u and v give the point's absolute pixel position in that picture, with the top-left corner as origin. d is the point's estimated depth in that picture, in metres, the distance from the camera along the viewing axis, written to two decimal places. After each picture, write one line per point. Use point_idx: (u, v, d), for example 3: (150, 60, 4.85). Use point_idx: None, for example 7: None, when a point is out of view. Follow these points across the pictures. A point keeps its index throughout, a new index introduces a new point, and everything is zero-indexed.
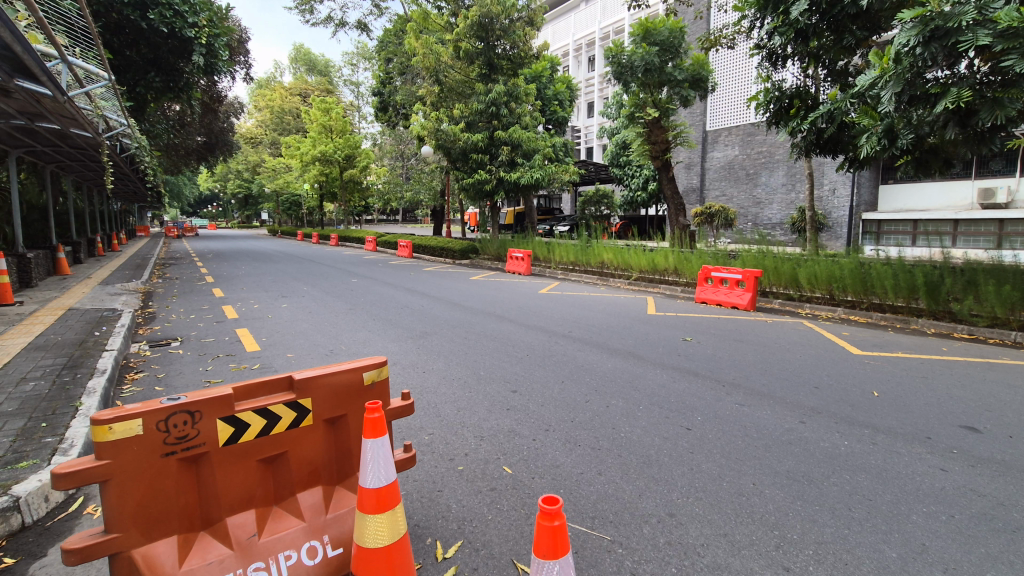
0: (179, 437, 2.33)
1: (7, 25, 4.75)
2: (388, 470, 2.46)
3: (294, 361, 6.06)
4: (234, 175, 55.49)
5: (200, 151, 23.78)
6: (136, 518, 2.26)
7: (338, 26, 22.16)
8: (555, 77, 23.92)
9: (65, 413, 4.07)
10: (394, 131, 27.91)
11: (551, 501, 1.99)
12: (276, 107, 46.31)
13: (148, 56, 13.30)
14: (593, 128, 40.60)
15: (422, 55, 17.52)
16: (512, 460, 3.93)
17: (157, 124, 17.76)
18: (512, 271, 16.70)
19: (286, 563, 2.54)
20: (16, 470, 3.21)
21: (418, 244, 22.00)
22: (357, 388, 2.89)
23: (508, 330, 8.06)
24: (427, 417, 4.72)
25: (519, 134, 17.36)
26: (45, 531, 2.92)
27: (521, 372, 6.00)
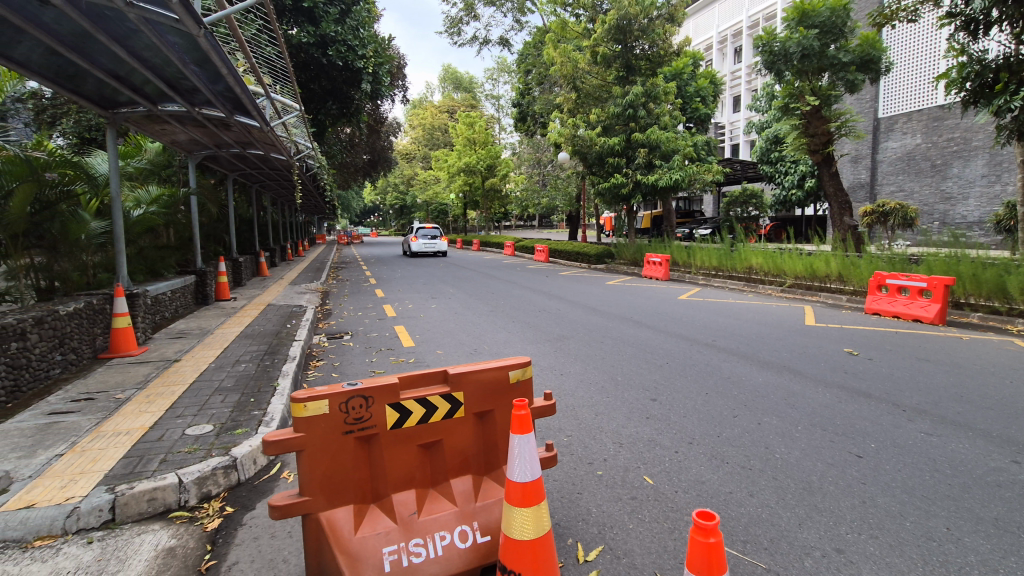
0: (356, 418, 2.67)
1: (232, 72, 5.74)
2: (533, 467, 2.53)
3: (443, 357, 6.56)
4: (391, 188, 61.62)
5: (366, 167, 26.79)
6: (322, 485, 2.62)
7: (482, 45, 23.45)
8: (697, 73, 22.77)
9: (268, 391, 4.89)
10: (532, 140, 28.67)
11: (711, 517, 1.93)
12: (427, 124, 50.80)
13: (327, 87, 15.30)
14: (739, 124, 37.76)
15: (559, 64, 17.88)
16: (653, 471, 3.81)
17: (333, 147, 20.52)
18: (649, 277, 16.14)
19: (441, 543, 2.74)
20: (235, 435, 3.93)
21: (554, 249, 22.38)
22: (503, 385, 3.05)
23: (646, 336, 7.83)
24: (566, 419, 4.79)
25: (658, 135, 16.76)
26: (253, 489, 3.52)
27: (660, 380, 5.81)
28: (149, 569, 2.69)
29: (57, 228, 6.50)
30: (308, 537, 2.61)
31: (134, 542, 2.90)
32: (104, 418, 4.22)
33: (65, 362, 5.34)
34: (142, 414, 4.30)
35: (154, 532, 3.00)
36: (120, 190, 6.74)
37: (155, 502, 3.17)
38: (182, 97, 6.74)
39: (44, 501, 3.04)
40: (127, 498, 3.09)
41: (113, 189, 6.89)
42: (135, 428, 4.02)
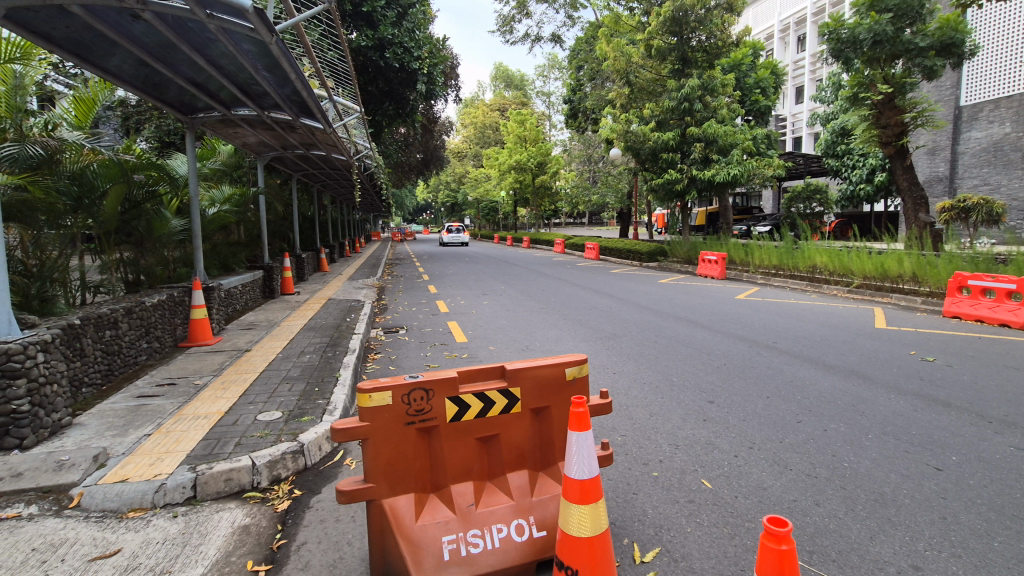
0: (417, 410, 2.75)
1: (300, 78, 6.00)
2: (591, 465, 2.51)
3: (495, 353, 6.65)
4: (443, 186, 62.65)
5: (419, 166, 27.35)
6: (385, 474, 2.71)
7: (534, 42, 23.43)
8: (757, 64, 21.87)
9: (331, 381, 5.12)
10: (583, 136, 28.41)
11: (783, 524, 1.86)
12: (479, 122, 51.65)
13: (384, 89, 15.72)
14: (802, 116, 35.93)
15: (613, 59, 17.65)
16: (711, 475, 3.71)
17: (389, 147, 21.14)
18: (705, 275, 15.66)
19: (498, 535, 2.78)
20: (302, 422, 4.14)
21: (605, 246, 22.12)
22: (559, 382, 3.06)
23: (702, 336, 7.61)
24: (619, 419, 4.73)
25: (715, 129, 16.19)
26: (318, 474, 3.69)
27: (718, 382, 5.64)
28: (228, 545, 2.88)
29: (143, 226, 7.02)
30: (372, 523, 2.70)
31: (213, 518, 3.11)
32: (185, 402, 4.54)
33: (150, 350, 5.77)
34: (218, 399, 4.60)
35: (230, 510, 3.21)
36: (197, 190, 7.21)
37: (231, 482, 3.38)
38: (253, 102, 7.12)
39: (136, 476, 3.31)
40: (206, 477, 3.32)
41: (191, 189, 7.37)
42: (212, 413, 4.30)
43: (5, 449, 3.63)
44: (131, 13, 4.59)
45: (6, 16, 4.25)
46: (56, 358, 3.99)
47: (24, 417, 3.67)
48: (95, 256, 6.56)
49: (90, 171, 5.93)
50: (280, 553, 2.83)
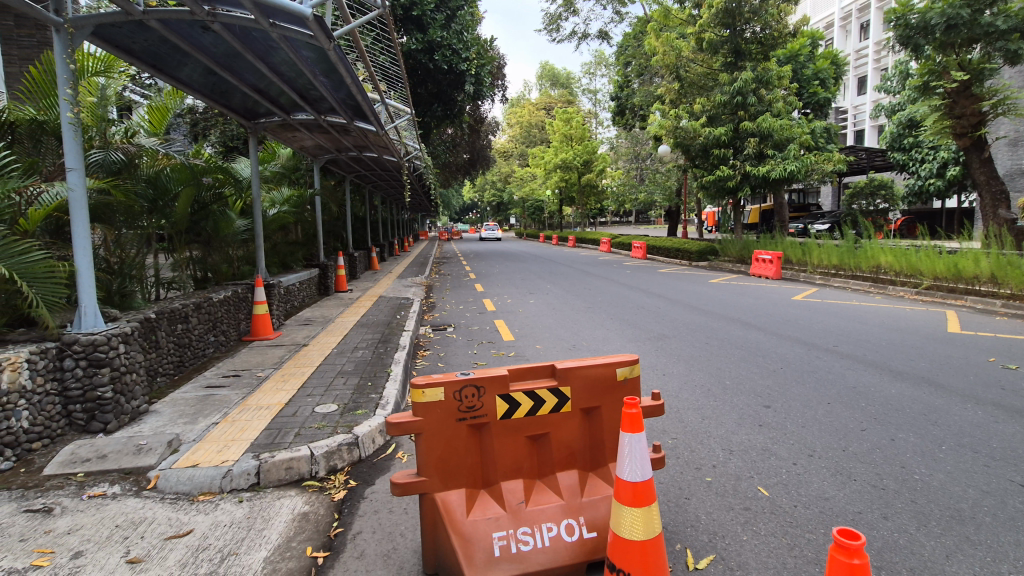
0: (469, 407, 2.78)
1: (356, 83, 6.18)
2: (644, 467, 2.47)
3: (542, 352, 6.65)
4: (488, 186, 63.05)
5: (465, 166, 27.64)
6: (437, 468, 2.74)
7: (580, 39, 23.21)
8: (816, 55, 20.87)
9: (383, 376, 5.27)
10: (630, 133, 27.98)
11: (856, 536, 1.82)
12: (525, 122, 51.77)
13: (433, 91, 15.97)
14: (865, 107, 34.01)
15: (662, 54, 17.29)
16: (768, 482, 3.58)
17: (437, 147, 21.50)
18: (758, 275, 15.08)
19: (548, 534, 2.78)
20: (357, 415, 4.28)
21: (652, 246, 21.67)
22: (610, 382, 3.03)
23: (757, 338, 7.33)
24: (670, 421, 4.63)
25: (770, 123, 15.57)
26: (372, 466, 3.80)
27: (774, 386, 5.42)
28: (289, 530, 3.01)
29: (210, 226, 7.43)
30: (424, 516, 2.74)
31: (276, 504, 3.26)
32: (248, 393, 4.77)
33: (216, 343, 6.11)
34: (278, 391, 4.81)
35: (291, 497, 3.35)
36: (259, 191, 7.57)
37: (292, 471, 3.53)
38: (310, 106, 7.40)
39: (205, 462, 3.50)
40: (269, 465, 3.48)
41: (254, 191, 7.75)
42: (273, 404, 4.51)
43: (92, 432, 3.94)
44: (201, 25, 4.87)
45: (94, 33, 4.62)
46: (135, 349, 4.28)
47: (108, 403, 3.97)
48: (167, 254, 7.03)
49: (165, 174, 6.36)
50: (337, 541, 2.94)
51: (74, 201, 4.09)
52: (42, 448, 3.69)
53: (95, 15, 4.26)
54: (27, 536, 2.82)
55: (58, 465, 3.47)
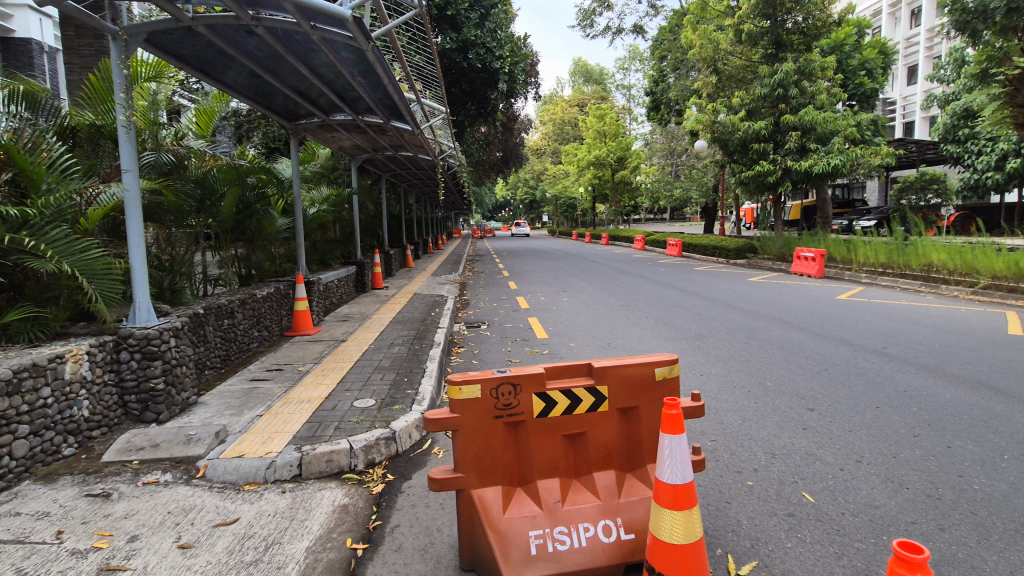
0: (505, 404, 2.78)
1: (392, 84, 6.26)
2: (685, 470, 2.42)
3: (576, 350, 6.61)
4: (521, 184, 62.92)
5: (498, 164, 27.70)
6: (474, 465, 2.75)
7: (615, 34, 22.88)
8: (862, 44, 20.00)
9: (419, 372, 5.34)
10: (665, 128, 27.46)
11: (919, 552, 1.77)
12: (558, 119, 51.54)
13: (467, 90, 16.04)
14: (915, 98, 32.43)
15: (699, 47, 16.88)
16: (814, 488, 3.45)
17: (471, 146, 21.60)
18: (800, 273, 14.58)
19: (585, 534, 2.75)
20: (394, 410, 4.35)
21: (688, 243, 21.22)
22: (649, 382, 2.98)
23: (799, 338, 7.09)
24: (709, 423, 4.53)
25: (813, 116, 15.02)
26: (409, 461, 3.85)
27: (819, 389, 5.23)
28: (329, 521, 3.08)
29: (254, 224, 7.68)
30: (461, 511, 2.76)
31: (316, 496, 3.34)
32: (290, 387, 4.91)
33: (260, 338, 6.32)
34: (319, 385, 4.94)
35: (331, 489, 3.43)
36: (299, 191, 7.78)
37: (332, 463, 3.62)
38: (349, 107, 7.54)
39: (250, 452, 3.62)
40: (310, 457, 3.57)
41: (295, 190, 7.97)
42: (314, 397, 4.63)
43: (146, 422, 4.13)
44: (246, 30, 5.02)
45: (148, 40, 4.84)
46: (184, 343, 4.46)
47: (160, 394, 4.15)
48: (214, 252, 7.31)
49: (212, 175, 6.61)
50: (376, 534, 2.99)
51: (129, 201, 4.28)
52: (101, 436, 3.89)
53: (148, 23, 4.44)
54: (88, 518, 2.97)
55: (116, 452, 3.66)
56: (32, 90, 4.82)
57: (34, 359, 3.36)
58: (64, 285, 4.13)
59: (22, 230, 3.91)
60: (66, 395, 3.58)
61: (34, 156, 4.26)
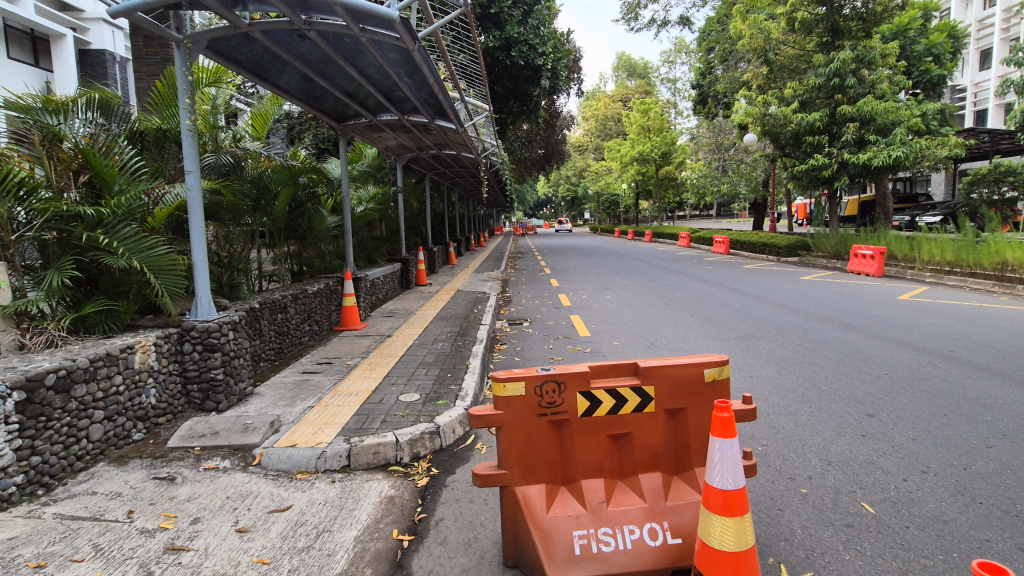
0: (550, 402, 2.77)
1: (438, 83, 6.32)
2: (736, 475, 2.35)
3: (619, 349, 6.51)
4: (563, 181, 62.53)
5: (540, 162, 27.62)
6: (518, 462, 2.75)
7: (660, 27, 22.34)
8: (929, 28, 18.78)
9: (462, 368, 5.41)
10: (712, 122, 26.67)
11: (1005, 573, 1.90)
12: (601, 115, 50.92)
13: (510, 87, 16.06)
14: (989, 84, 30.22)
15: (748, 37, 16.21)
16: (874, 498, 3.27)
17: (513, 143, 21.64)
18: (857, 272, 13.86)
19: (630, 537, 2.71)
20: (438, 405, 4.42)
21: (737, 240, 20.56)
22: (697, 383, 2.90)
23: (857, 341, 6.73)
24: (760, 427, 4.37)
25: (872, 106, 14.23)
26: (452, 455, 3.90)
27: (879, 394, 4.96)
28: (377, 512, 3.15)
29: (305, 223, 7.94)
30: (505, 508, 2.76)
31: (364, 487, 3.42)
32: (339, 380, 5.07)
33: (311, 332, 6.55)
34: (366, 379, 5.08)
35: (378, 480, 3.51)
36: (348, 190, 8.01)
37: (379, 456, 3.71)
38: (395, 107, 7.66)
39: (302, 442, 3.76)
40: (359, 449, 3.67)
41: (344, 189, 8.21)
42: (361, 391, 4.75)
43: (207, 410, 4.35)
44: (299, 34, 5.19)
45: (209, 47, 5.09)
46: (242, 336, 4.67)
47: (219, 384, 4.36)
48: (269, 249, 7.62)
49: (266, 175, 6.89)
50: (421, 526, 3.05)
51: (191, 201, 4.50)
52: (167, 423, 4.13)
53: (209, 30, 4.67)
54: (155, 500, 3.16)
55: (180, 439, 3.87)
56: (106, 98, 5.08)
57: (108, 349, 3.60)
58: (134, 281, 4.41)
59: (97, 229, 4.18)
60: (135, 383, 3.82)
61: (107, 159, 4.54)
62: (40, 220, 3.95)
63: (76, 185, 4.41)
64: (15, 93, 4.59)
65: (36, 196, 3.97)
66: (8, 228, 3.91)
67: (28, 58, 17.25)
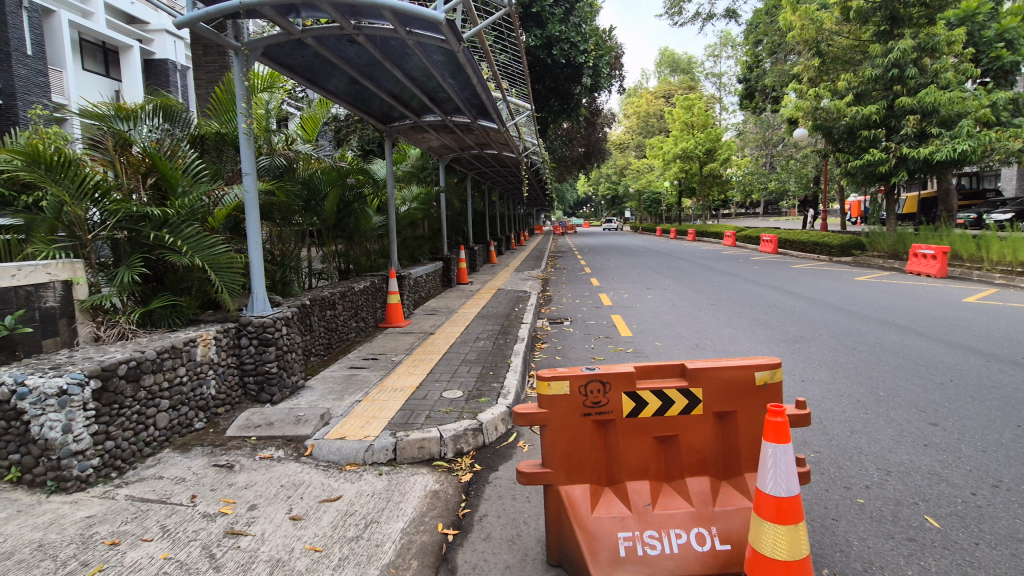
0: (594, 402, 2.75)
1: (481, 83, 6.35)
2: (791, 482, 2.28)
3: (662, 350, 6.41)
4: (603, 179, 61.83)
5: (581, 160, 27.43)
6: (562, 461, 2.74)
7: (705, 21, 21.75)
8: (1001, 12, 17.53)
9: (504, 366, 5.44)
10: (760, 118, 25.84)
11: None
12: (642, 112, 50.06)
13: (551, 86, 16.01)
14: None
15: (799, 28, 15.64)
16: (939, 512, 3.10)
17: (554, 141, 21.58)
18: (916, 273, 13.12)
19: (677, 541, 2.66)
20: (481, 402, 4.46)
21: (786, 239, 19.81)
22: (748, 387, 2.82)
23: (918, 345, 6.38)
24: (812, 433, 4.21)
25: (935, 97, 13.43)
26: (495, 452, 3.94)
27: (943, 401, 4.69)
28: (422, 506, 3.22)
29: (352, 223, 8.17)
30: (549, 508, 2.76)
31: (410, 480, 3.50)
32: (385, 375, 5.20)
33: (358, 328, 6.73)
34: (410, 375, 5.19)
35: (423, 475, 3.58)
36: (393, 190, 8.20)
37: (424, 450, 3.78)
38: (438, 107, 7.77)
39: (351, 435, 3.87)
40: (404, 443, 3.75)
41: (389, 189, 8.39)
42: (406, 386, 4.86)
43: (262, 402, 4.54)
44: (348, 39, 5.34)
45: (265, 53, 5.31)
46: (294, 331, 4.85)
47: (273, 377, 4.54)
48: (318, 248, 7.88)
49: (316, 176, 7.11)
50: (465, 521, 3.09)
51: (248, 201, 4.70)
52: (225, 413, 4.33)
53: (264, 38, 4.87)
54: (216, 486, 3.33)
55: (238, 429, 4.06)
56: (170, 104, 5.36)
57: (173, 342, 3.81)
58: (195, 277, 4.65)
59: (163, 229, 4.43)
60: (197, 374, 4.03)
61: (173, 163, 4.80)
62: (113, 221, 4.22)
63: (144, 187, 4.66)
64: (91, 102, 4.92)
65: (110, 197, 4.26)
66: (85, 228, 4.21)
67: (99, 68, 18.51)
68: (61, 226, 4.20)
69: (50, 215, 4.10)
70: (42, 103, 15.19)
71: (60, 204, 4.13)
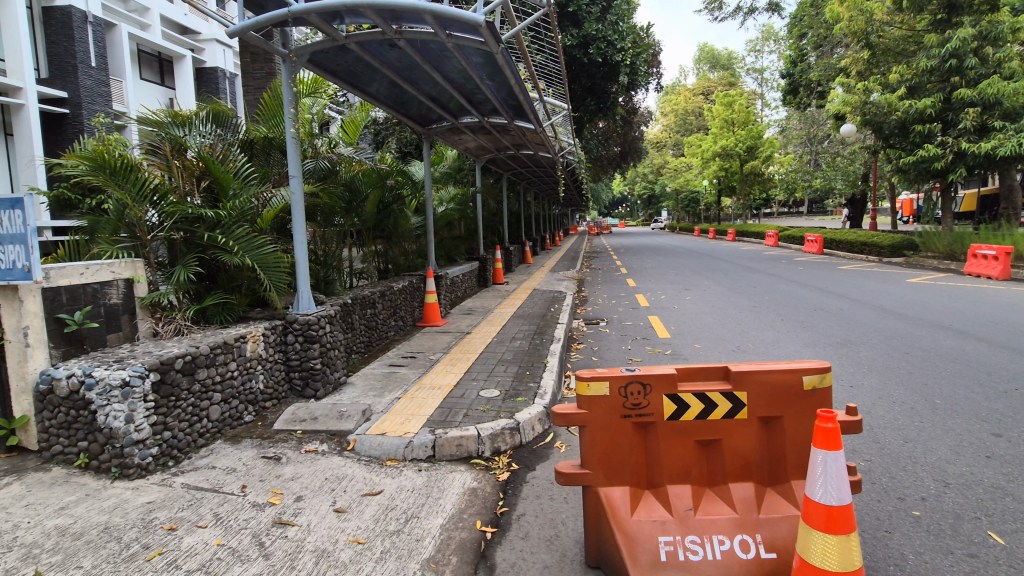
0: (634, 403, 2.72)
1: (519, 84, 6.36)
2: (842, 490, 2.19)
3: (702, 352, 6.28)
4: (640, 179, 60.95)
5: (617, 159, 27.13)
6: (601, 462, 2.72)
7: (746, 15, 21.16)
8: None
9: (541, 366, 5.44)
10: (805, 113, 24.95)
11: None
12: (680, 110, 49.08)
13: (587, 85, 15.89)
14: None
15: (847, 20, 15.06)
16: (1003, 527, 2.92)
17: (590, 141, 21.43)
18: (976, 275, 12.39)
19: (720, 547, 2.61)
20: (518, 402, 4.48)
21: (832, 239, 19.06)
22: (795, 391, 2.74)
23: (979, 351, 6.03)
24: (863, 440, 4.05)
25: (998, 88, 12.65)
26: (532, 452, 3.95)
27: (1007, 411, 4.42)
28: (461, 502, 3.26)
29: (391, 223, 8.34)
30: (588, 508, 2.74)
31: (449, 477, 3.55)
32: (423, 373, 5.29)
33: (396, 327, 6.86)
34: (448, 373, 5.25)
35: (461, 472, 3.63)
36: (430, 191, 8.32)
37: (462, 448, 3.82)
38: (476, 109, 7.84)
39: (391, 431, 3.96)
40: (443, 441, 3.80)
41: (427, 190, 8.53)
42: (444, 385, 4.93)
43: (306, 396, 4.69)
44: (389, 43, 5.45)
45: (310, 59, 5.48)
46: (336, 329, 4.99)
47: (318, 372, 4.69)
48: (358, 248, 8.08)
49: (358, 179, 7.30)
50: (503, 520, 3.11)
51: (294, 203, 4.87)
52: (272, 407, 4.50)
53: (310, 44, 5.02)
54: (264, 477, 3.45)
55: (285, 422, 4.21)
56: (222, 111, 5.60)
57: (225, 338, 3.98)
58: (245, 276, 4.84)
59: (216, 230, 4.63)
60: (246, 369, 4.19)
61: (224, 166, 5.02)
62: (170, 222, 4.45)
63: (198, 190, 4.91)
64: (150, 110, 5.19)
65: (167, 200, 4.48)
66: (145, 229, 4.45)
67: (155, 78, 19.47)
68: (123, 227, 4.45)
69: (114, 216, 4.36)
70: (103, 111, 16.07)
71: (123, 206, 4.38)
